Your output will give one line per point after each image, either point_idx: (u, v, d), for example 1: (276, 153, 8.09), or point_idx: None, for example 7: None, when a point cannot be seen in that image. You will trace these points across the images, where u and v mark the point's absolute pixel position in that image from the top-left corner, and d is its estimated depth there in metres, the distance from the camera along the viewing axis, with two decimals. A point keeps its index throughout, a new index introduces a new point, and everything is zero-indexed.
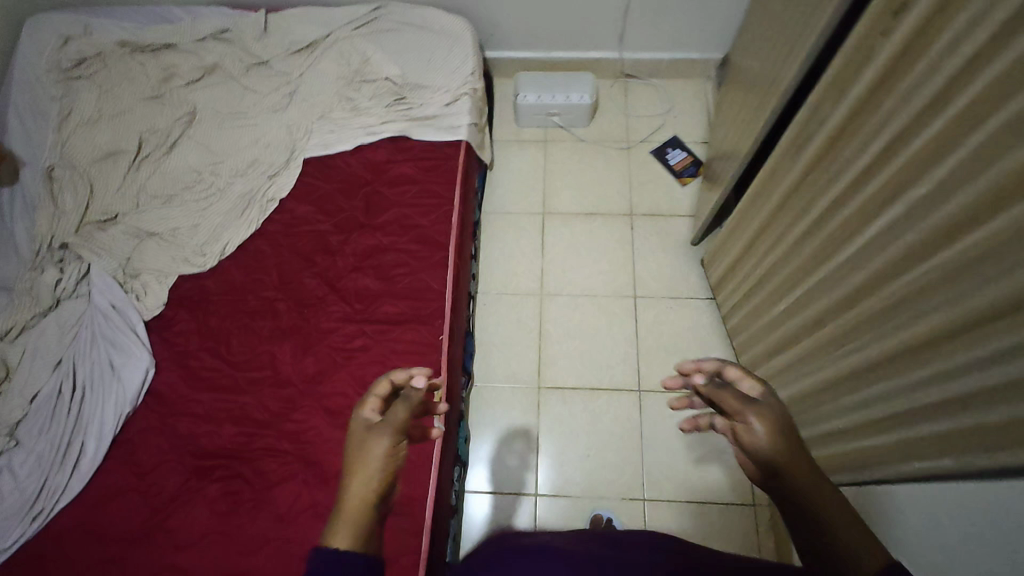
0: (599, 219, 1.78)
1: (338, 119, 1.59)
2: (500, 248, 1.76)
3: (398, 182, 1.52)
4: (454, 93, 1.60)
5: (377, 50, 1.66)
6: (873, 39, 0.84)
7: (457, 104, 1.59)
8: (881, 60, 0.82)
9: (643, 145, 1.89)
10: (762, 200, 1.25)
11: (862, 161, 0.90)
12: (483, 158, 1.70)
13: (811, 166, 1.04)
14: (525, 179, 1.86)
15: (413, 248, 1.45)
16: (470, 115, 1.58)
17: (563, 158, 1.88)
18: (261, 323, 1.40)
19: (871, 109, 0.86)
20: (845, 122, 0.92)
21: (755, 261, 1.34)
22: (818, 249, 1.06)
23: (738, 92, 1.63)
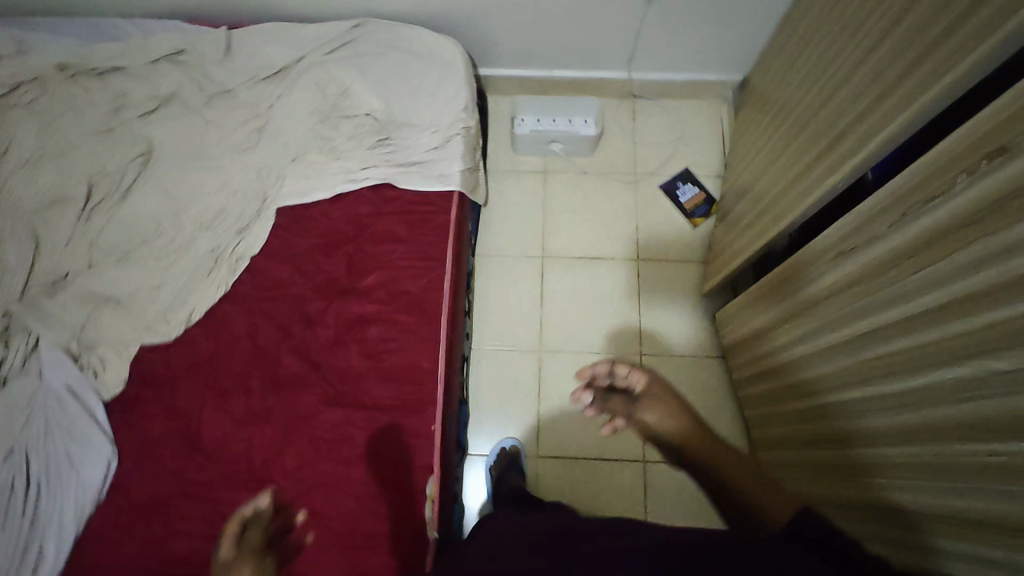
0: (602, 264, 1.66)
1: (314, 163, 1.42)
2: (496, 295, 1.64)
3: (383, 242, 1.37)
4: (445, 135, 1.43)
5: (357, 81, 1.47)
6: (953, 172, 0.70)
7: (447, 146, 1.43)
8: (963, 202, 0.68)
9: (651, 179, 1.74)
10: (790, 288, 1.13)
11: (924, 302, 0.78)
12: (477, 200, 1.54)
13: (855, 280, 0.92)
14: (522, 216, 1.72)
15: (401, 319, 1.32)
16: (462, 160, 1.42)
17: (564, 193, 1.73)
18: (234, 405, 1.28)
19: (941, 250, 0.73)
20: (906, 251, 0.79)
21: (773, 333, 1.24)
22: (856, 367, 0.95)
23: (757, 132, 1.47)
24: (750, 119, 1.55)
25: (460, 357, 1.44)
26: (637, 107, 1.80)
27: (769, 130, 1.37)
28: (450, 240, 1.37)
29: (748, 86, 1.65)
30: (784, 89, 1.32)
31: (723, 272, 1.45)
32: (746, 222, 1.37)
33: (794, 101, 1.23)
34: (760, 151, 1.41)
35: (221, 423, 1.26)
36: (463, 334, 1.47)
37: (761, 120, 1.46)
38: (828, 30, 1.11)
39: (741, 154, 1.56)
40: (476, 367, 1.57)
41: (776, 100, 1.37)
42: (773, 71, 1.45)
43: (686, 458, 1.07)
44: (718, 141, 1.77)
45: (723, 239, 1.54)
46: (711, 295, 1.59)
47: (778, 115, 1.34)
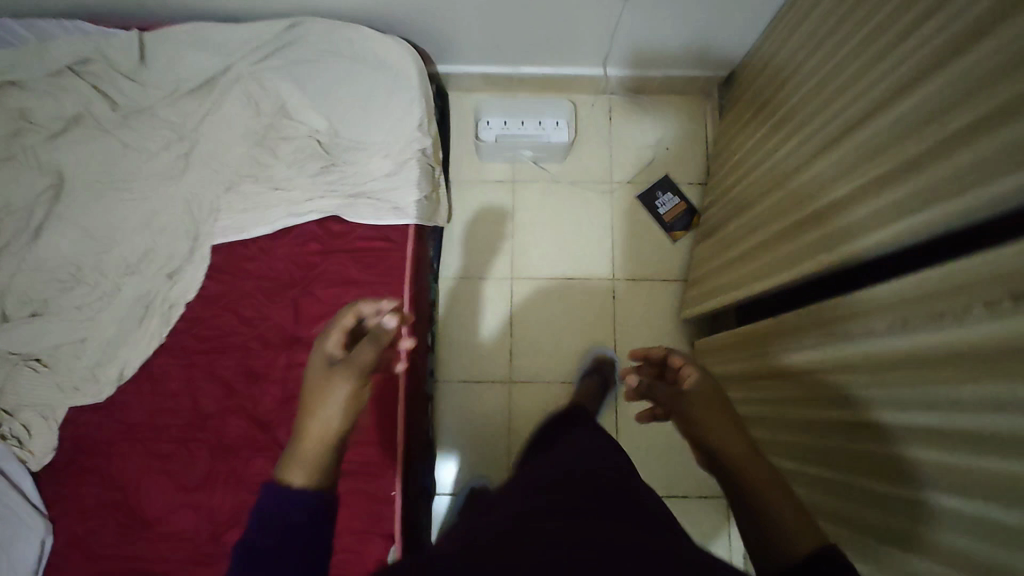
0: (576, 284, 1.55)
1: (250, 194, 1.27)
2: (463, 321, 1.53)
3: (333, 287, 1.24)
4: (397, 158, 1.27)
5: (295, 95, 1.29)
6: (969, 296, 0.60)
7: (401, 171, 1.27)
8: (976, 335, 0.59)
9: (628, 188, 1.60)
10: (775, 350, 1.05)
11: (919, 420, 0.70)
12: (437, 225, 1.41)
13: (846, 371, 0.83)
14: (489, 232, 1.58)
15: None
16: (418, 187, 1.27)
17: (535, 205, 1.59)
18: (178, 470, 1.19)
19: (942, 376, 0.65)
20: (904, 363, 0.71)
21: (752, 380, 1.16)
22: (842, 455, 0.87)
23: (745, 149, 1.34)
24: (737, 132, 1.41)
25: (423, 403, 1.36)
26: (614, 104, 1.64)
27: (758, 155, 1.24)
28: (408, 283, 1.25)
29: (736, 88, 1.50)
30: (776, 110, 1.19)
31: (704, 306, 1.36)
32: (731, 256, 1.27)
33: (787, 132, 1.10)
34: (747, 175, 1.28)
35: (166, 489, 1.18)
36: (425, 376, 1.38)
37: (749, 138, 1.32)
38: (832, 59, 0.96)
39: (727, 170, 1.44)
40: (442, 400, 1.49)
41: (768, 119, 1.23)
42: (764, 81, 1.30)
43: (715, 467, 0.82)
44: (701, 144, 1.62)
45: (704, 263, 1.43)
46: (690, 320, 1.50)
47: (767, 138, 1.21)
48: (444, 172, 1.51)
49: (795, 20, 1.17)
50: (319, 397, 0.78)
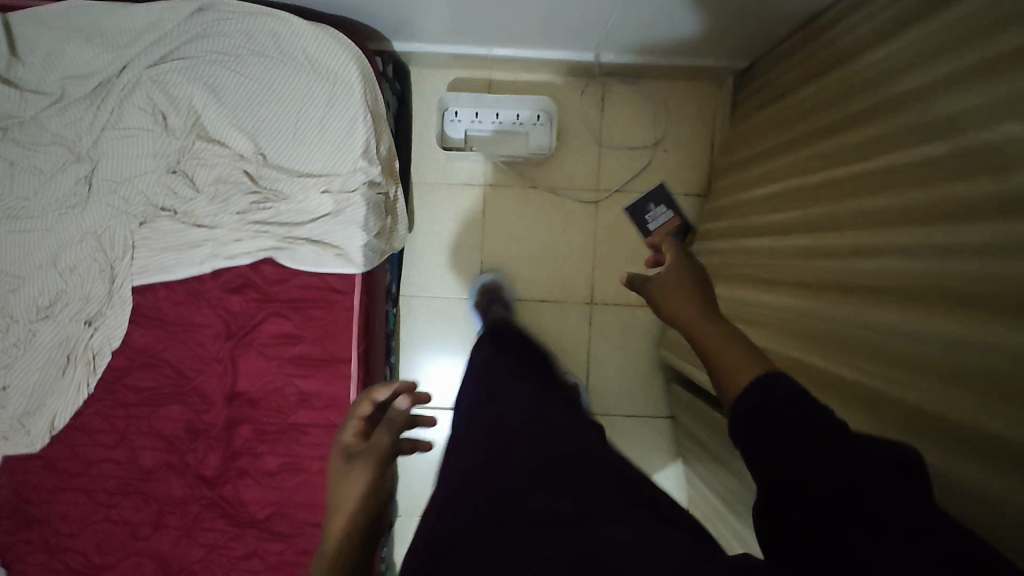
0: (550, 305, 1.43)
1: (169, 230, 1.09)
2: (427, 344, 1.43)
3: (275, 342, 1.12)
4: (339, 193, 1.08)
5: (210, 108, 1.05)
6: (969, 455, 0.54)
7: (344, 208, 1.08)
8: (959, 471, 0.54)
9: (617, 197, 1.42)
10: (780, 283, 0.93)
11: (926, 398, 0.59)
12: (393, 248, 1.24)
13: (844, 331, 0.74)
14: (458, 243, 1.42)
15: (303, 433, 1.14)
16: (365, 227, 1.09)
17: (510, 213, 1.42)
18: (123, 523, 1.15)
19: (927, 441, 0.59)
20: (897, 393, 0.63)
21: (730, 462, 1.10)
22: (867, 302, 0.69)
23: (744, 185, 1.15)
24: (741, 154, 1.21)
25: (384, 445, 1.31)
26: (607, 91, 1.39)
27: (757, 210, 1.06)
28: (360, 343, 1.11)
29: (750, 92, 1.26)
30: (781, 164, 1.00)
31: (689, 360, 1.26)
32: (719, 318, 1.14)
33: (792, 214, 0.92)
34: (742, 225, 1.11)
35: (117, 540, 1.15)
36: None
37: (751, 174, 1.13)
38: (859, 159, 0.77)
39: (725, 196, 1.25)
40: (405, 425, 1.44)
41: (772, 169, 1.03)
42: (779, 107, 1.07)
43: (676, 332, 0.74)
44: (701, 148, 1.41)
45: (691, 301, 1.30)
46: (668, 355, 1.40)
47: (769, 198, 1.02)
48: (401, 183, 1.31)
49: (824, 53, 0.94)
50: (339, 491, 0.71)
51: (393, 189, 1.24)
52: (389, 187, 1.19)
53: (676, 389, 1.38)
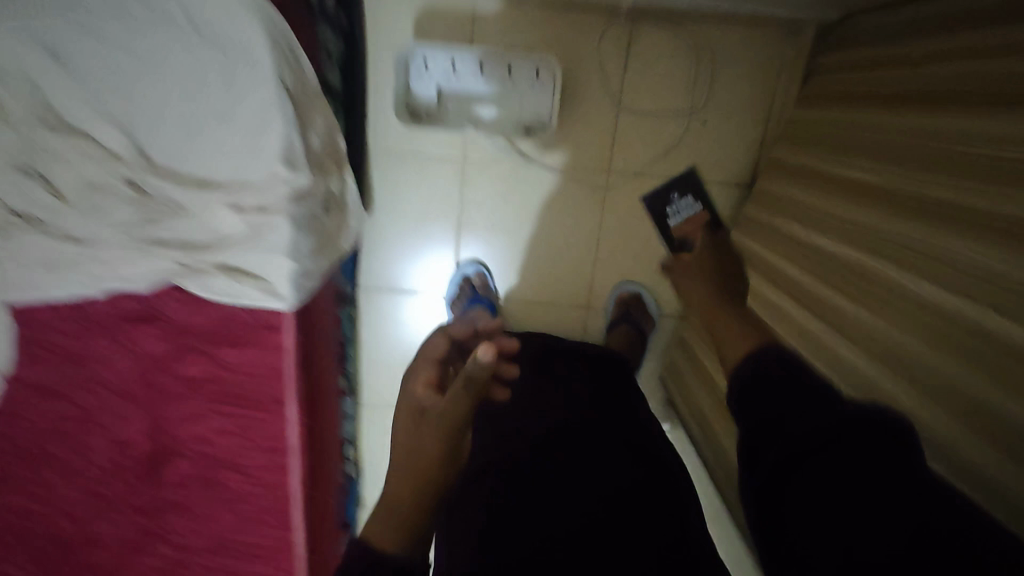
0: (541, 311, 1.20)
1: (34, 246, 0.81)
2: (392, 346, 1.23)
3: (199, 376, 0.93)
4: (254, 210, 0.80)
5: (60, 84, 0.72)
6: None
7: (263, 230, 0.81)
8: None
9: (633, 181, 1.12)
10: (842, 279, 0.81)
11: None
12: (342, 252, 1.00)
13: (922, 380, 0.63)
14: (429, 231, 1.15)
15: (238, 473, 1.00)
16: (291, 252, 0.83)
17: (496, 194, 1.13)
18: (49, 552, 1.04)
19: None
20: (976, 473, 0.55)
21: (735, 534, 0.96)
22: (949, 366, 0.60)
23: (810, 226, 0.91)
24: (809, 169, 0.95)
25: (340, 462, 1.20)
26: (630, 35, 1.05)
27: (836, 282, 0.82)
28: (300, 385, 0.94)
29: (831, 78, 0.96)
30: (874, 232, 0.76)
31: (702, 403, 1.08)
32: None
33: (886, 329, 0.71)
34: (810, 290, 0.88)
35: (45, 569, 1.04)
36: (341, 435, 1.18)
37: (822, 214, 0.88)
38: (994, 313, 0.55)
39: (780, 221, 1.00)
40: (366, 428, 1.29)
41: (859, 230, 0.79)
42: (873, 129, 0.80)
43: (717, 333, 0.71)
44: (748, 127, 1.10)
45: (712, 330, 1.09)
46: (673, 378, 1.22)
47: (852, 277, 0.79)
48: (354, 164, 1.02)
49: (969, 80, 0.65)
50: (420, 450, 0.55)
51: (342, 181, 0.96)
52: (329, 185, 0.90)
53: (676, 416, 1.22)
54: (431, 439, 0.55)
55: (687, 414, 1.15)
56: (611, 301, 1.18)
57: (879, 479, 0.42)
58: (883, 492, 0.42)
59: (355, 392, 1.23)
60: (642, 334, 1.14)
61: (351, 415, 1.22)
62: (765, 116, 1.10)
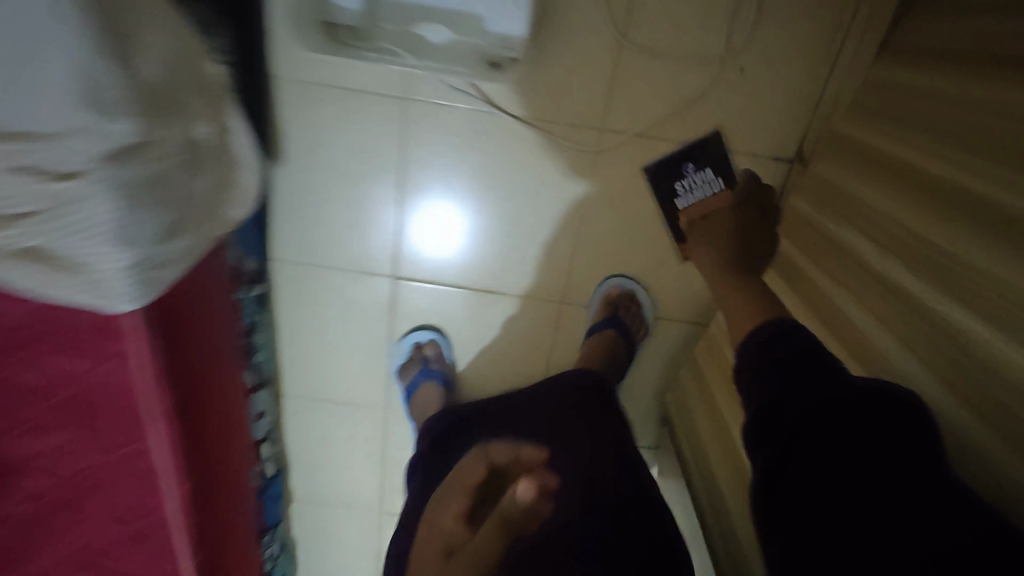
0: (511, 303, 0.95)
1: None
2: (322, 331, 0.99)
3: (22, 390, 0.65)
4: (55, 160, 0.51)
5: None
6: None
7: (78, 194, 0.53)
8: None
9: (636, 143, 0.85)
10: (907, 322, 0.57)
11: None
12: (227, 217, 0.75)
13: None
14: (361, 194, 0.89)
15: (96, 500, 0.77)
16: (126, 232, 0.56)
17: (444, 149, 0.86)
18: None
19: None
20: None
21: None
22: None
23: (870, 233, 0.65)
24: (882, 153, 0.68)
25: (249, 466, 1.00)
26: None
27: (903, 328, 0.57)
28: (170, 399, 0.72)
29: (941, 20, 0.66)
30: (969, 266, 0.51)
31: (704, 438, 0.85)
32: None
33: (983, 420, 0.47)
34: (854, 325, 0.64)
35: None
36: (249, 436, 0.98)
37: (887, 219, 0.63)
38: None
39: (832, 219, 0.73)
40: (289, 420, 1.08)
41: (950, 260, 0.53)
42: (992, 109, 0.52)
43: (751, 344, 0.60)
44: (795, 78, 0.81)
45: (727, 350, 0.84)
46: (671, 395, 0.98)
47: (924, 325, 0.55)
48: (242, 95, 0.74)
49: None
50: None
51: (219, 121, 0.69)
52: (186, 130, 0.63)
53: (670, 440, 1.00)
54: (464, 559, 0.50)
55: (685, 444, 0.93)
56: (596, 297, 0.94)
57: (876, 451, 0.44)
58: (883, 464, 0.43)
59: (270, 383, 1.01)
60: (627, 340, 0.92)
61: (265, 409, 1.01)
62: (823, 67, 0.80)
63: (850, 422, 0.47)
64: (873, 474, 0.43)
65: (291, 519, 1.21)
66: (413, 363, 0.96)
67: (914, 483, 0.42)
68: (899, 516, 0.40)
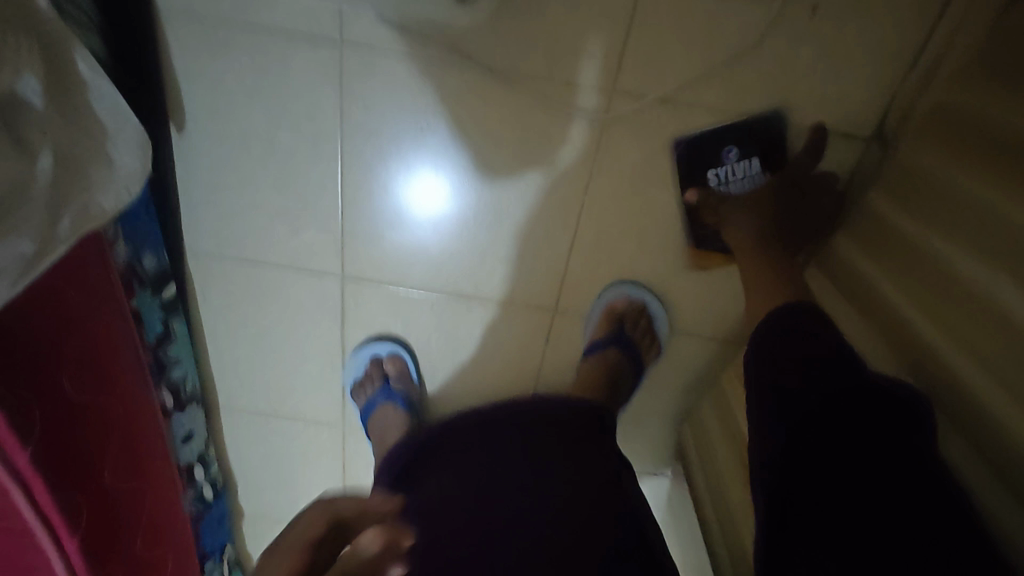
0: (486, 308, 0.76)
1: None
2: (260, 337, 0.81)
3: None
4: None
5: None
6: None
7: None
8: None
9: (655, 109, 0.64)
10: None
11: None
12: (100, 204, 0.54)
13: None
14: (292, 171, 0.69)
15: None
16: None
17: (400, 112, 0.65)
18: None
19: None
20: None
21: None
22: None
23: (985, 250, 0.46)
24: (995, 131, 0.48)
25: (179, 493, 0.83)
26: None
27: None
28: (25, 446, 0.52)
29: None
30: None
31: (727, 489, 0.66)
32: None
33: None
34: (960, 383, 0.45)
35: None
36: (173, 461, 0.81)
37: (1014, 234, 0.43)
38: None
39: (924, 225, 0.53)
40: (230, 435, 0.92)
41: None
42: None
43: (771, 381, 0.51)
44: (873, 22, 0.60)
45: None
46: (690, 426, 0.79)
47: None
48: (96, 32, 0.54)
49: None
50: None
51: (59, 64, 0.49)
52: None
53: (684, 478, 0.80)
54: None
55: (703, 488, 0.73)
56: (597, 308, 0.75)
57: (887, 462, 0.41)
58: (900, 478, 0.41)
59: (196, 400, 0.83)
60: (631, 360, 0.74)
61: (194, 429, 0.84)
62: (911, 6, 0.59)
63: (861, 420, 0.44)
64: (882, 479, 0.41)
65: (242, 535, 1.06)
66: (369, 381, 0.78)
67: (927, 496, 0.40)
68: (906, 528, 0.39)
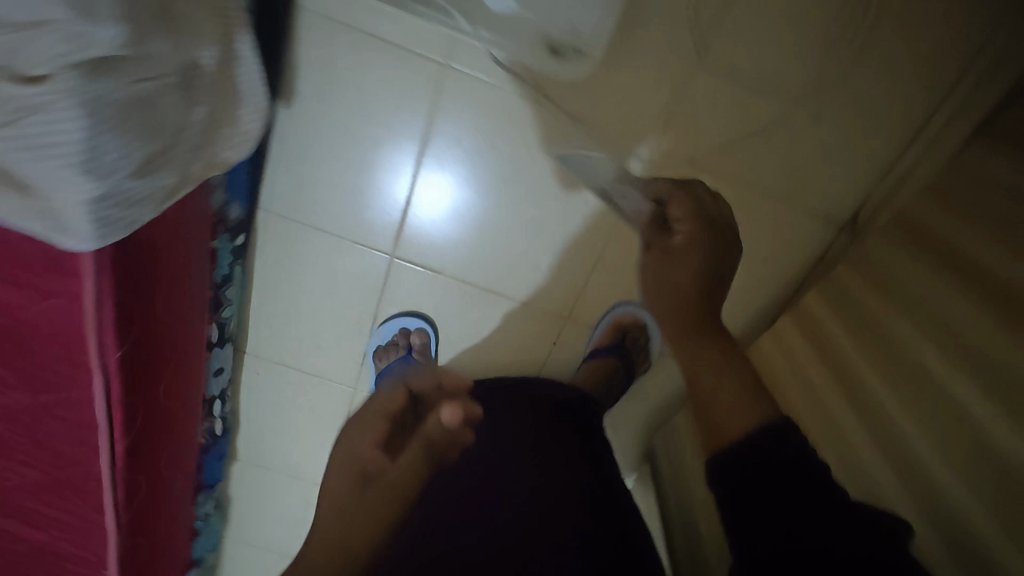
0: (507, 306, 0.88)
1: None
2: (303, 295, 0.91)
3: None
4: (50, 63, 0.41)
5: None
6: None
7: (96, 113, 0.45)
8: None
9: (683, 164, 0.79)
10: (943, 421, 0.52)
11: None
12: (224, 155, 0.65)
13: None
14: (369, 158, 0.80)
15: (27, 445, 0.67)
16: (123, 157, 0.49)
17: (475, 127, 0.77)
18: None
19: None
20: None
21: None
22: None
23: (918, 319, 0.60)
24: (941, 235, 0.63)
25: (198, 421, 0.91)
26: None
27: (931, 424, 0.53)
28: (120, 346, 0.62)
29: None
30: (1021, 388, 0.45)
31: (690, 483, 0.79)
32: None
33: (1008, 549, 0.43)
34: (886, 414, 0.59)
35: None
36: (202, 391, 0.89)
37: (941, 313, 0.57)
38: None
39: (878, 295, 0.68)
40: (248, 378, 1.00)
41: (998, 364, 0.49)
42: None
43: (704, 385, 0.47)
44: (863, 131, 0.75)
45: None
46: (663, 432, 0.92)
47: (954, 432, 0.51)
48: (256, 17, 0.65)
49: None
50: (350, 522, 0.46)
51: (229, 40, 0.60)
52: (189, 46, 0.54)
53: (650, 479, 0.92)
54: (366, 520, 0.46)
55: (670, 488, 0.84)
56: (605, 321, 0.88)
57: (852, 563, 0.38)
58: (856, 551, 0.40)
59: (232, 340, 0.92)
60: (628, 374, 0.86)
61: (223, 366, 0.92)
62: (906, 133, 0.75)
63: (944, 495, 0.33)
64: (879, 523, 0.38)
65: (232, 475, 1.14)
66: (394, 348, 0.87)
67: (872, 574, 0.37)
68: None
